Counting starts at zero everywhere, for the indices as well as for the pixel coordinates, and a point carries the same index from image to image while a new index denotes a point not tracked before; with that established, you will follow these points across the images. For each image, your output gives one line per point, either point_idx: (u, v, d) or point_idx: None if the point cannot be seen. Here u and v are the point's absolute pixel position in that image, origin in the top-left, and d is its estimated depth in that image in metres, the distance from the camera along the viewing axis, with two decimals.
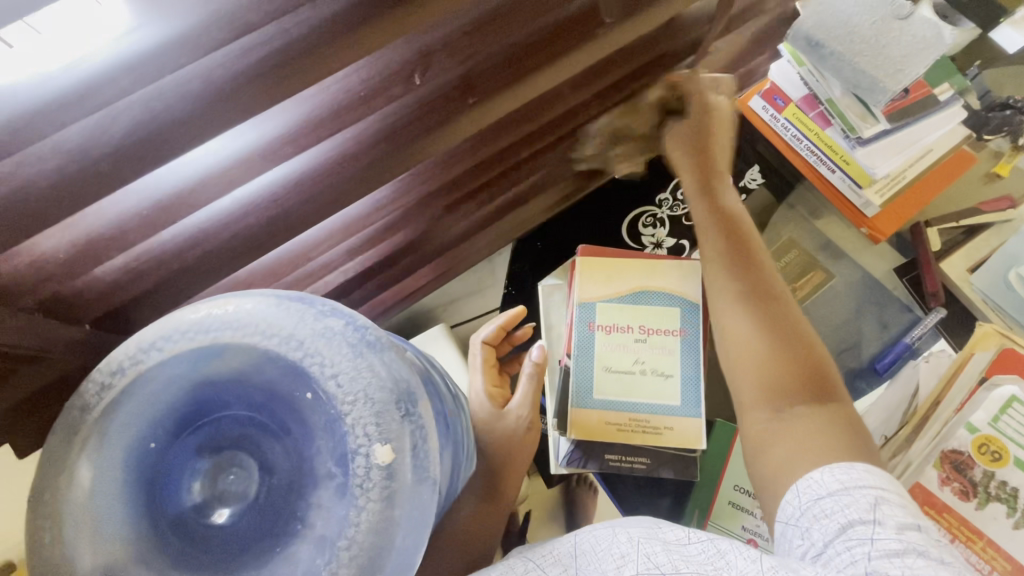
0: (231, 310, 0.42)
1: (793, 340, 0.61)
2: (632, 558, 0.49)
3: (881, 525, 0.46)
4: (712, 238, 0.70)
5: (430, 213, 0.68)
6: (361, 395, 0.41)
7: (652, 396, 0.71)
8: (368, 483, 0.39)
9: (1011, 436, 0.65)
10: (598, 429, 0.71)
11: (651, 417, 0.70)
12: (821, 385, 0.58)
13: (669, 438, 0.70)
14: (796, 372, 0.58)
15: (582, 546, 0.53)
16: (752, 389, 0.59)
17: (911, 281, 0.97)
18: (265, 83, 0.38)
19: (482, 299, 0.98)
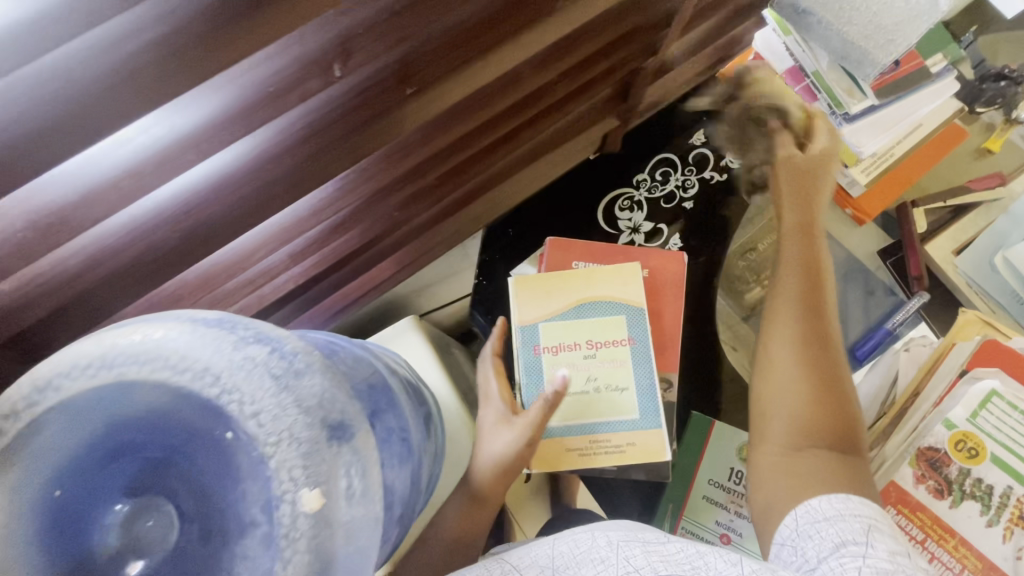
0: (137, 340, 0.38)
1: (844, 398, 0.58)
2: (611, 563, 0.48)
3: (873, 547, 0.46)
4: (793, 279, 0.65)
5: (382, 208, 0.63)
6: (285, 435, 0.36)
7: (610, 413, 0.67)
8: (294, 532, 0.35)
9: (989, 432, 0.64)
10: (557, 458, 0.66)
11: (610, 436, 0.66)
12: (848, 442, 0.56)
13: (633, 455, 0.66)
14: (829, 423, 0.56)
15: (560, 548, 0.50)
16: (781, 429, 0.57)
17: (894, 264, 0.94)
18: (142, 88, 0.32)
19: (459, 281, 1.02)
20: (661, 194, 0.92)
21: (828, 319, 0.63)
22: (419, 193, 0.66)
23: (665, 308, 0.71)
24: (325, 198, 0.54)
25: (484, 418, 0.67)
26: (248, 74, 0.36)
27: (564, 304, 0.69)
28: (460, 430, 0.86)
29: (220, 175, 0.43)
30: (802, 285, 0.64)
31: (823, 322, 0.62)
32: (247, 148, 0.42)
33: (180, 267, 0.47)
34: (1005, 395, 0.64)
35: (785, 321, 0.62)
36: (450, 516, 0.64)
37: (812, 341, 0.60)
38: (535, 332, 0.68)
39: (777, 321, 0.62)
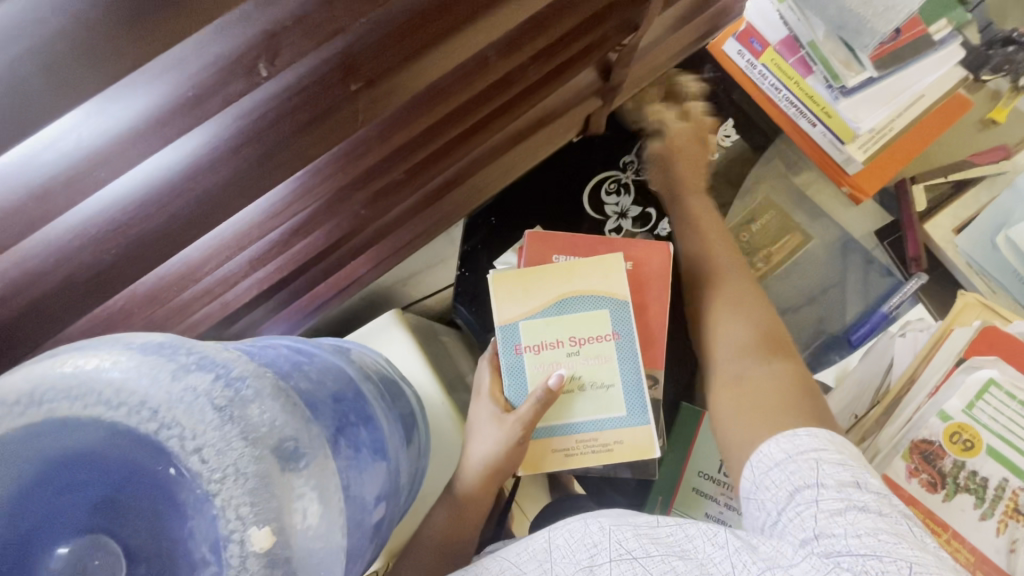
0: (70, 373, 0.35)
1: (766, 320, 0.66)
2: (603, 549, 0.45)
3: (823, 487, 0.45)
4: (709, 234, 0.77)
5: (348, 208, 0.60)
6: (231, 470, 0.34)
7: (594, 411, 0.64)
8: (243, 573, 0.33)
9: (985, 423, 0.62)
10: (542, 460, 0.64)
11: (597, 434, 0.63)
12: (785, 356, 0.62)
13: (620, 453, 0.63)
14: (761, 348, 0.63)
15: (556, 541, 0.47)
16: (729, 370, 0.63)
17: (891, 243, 0.90)
18: (29, 104, 0.29)
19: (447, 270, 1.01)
20: None
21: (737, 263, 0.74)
22: (386, 190, 0.63)
23: (651, 302, 0.68)
24: (279, 200, 0.51)
25: (475, 412, 0.65)
26: (157, 78, 0.33)
27: (547, 299, 0.66)
28: (445, 425, 0.85)
29: (150, 187, 0.40)
30: (715, 236, 0.76)
31: (735, 266, 0.73)
32: (175, 159, 0.39)
33: (122, 284, 0.45)
34: (1003, 384, 0.62)
35: (706, 271, 0.73)
36: (439, 514, 0.64)
37: (726, 279, 0.71)
38: (516, 331, 0.65)
39: (699, 271, 0.73)
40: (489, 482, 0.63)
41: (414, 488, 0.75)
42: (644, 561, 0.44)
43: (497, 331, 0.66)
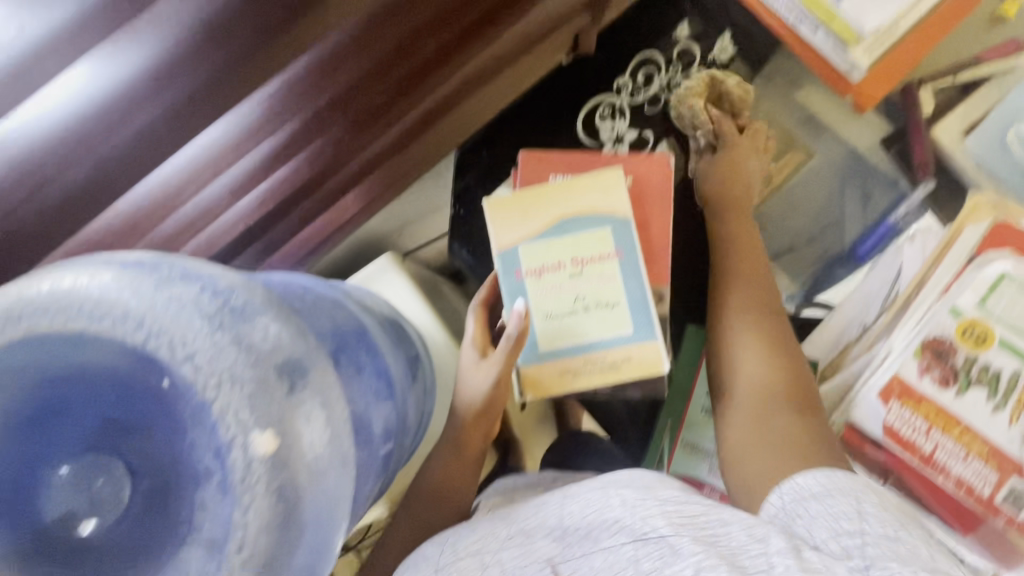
0: (48, 290, 0.33)
1: (789, 357, 0.61)
2: (625, 521, 0.44)
3: (873, 520, 0.40)
4: (730, 250, 0.70)
5: (330, 133, 0.58)
6: (226, 377, 0.33)
7: (599, 330, 0.62)
8: (250, 478, 0.32)
9: (999, 317, 0.60)
10: (551, 383, 0.63)
11: (604, 353, 0.62)
12: (807, 399, 0.58)
13: (628, 370, 0.62)
14: (783, 389, 0.58)
15: (569, 509, 0.49)
16: (746, 406, 0.58)
17: (898, 152, 0.87)
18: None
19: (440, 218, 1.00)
20: (644, 98, 0.85)
21: (766, 285, 0.67)
22: (370, 116, 0.60)
23: (652, 216, 0.65)
24: (253, 116, 0.49)
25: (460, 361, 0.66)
26: None
27: (545, 222, 0.63)
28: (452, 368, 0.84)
29: (114, 90, 0.39)
30: (736, 255, 0.70)
31: (760, 288, 0.67)
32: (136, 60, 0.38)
33: (105, 201, 0.44)
34: (1016, 277, 0.60)
35: (729, 293, 0.66)
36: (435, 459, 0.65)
37: (752, 308, 0.65)
38: (516, 254, 0.63)
39: (722, 296, 0.67)
40: (481, 413, 0.64)
41: (420, 429, 0.74)
42: (672, 539, 0.41)
43: (496, 258, 0.65)
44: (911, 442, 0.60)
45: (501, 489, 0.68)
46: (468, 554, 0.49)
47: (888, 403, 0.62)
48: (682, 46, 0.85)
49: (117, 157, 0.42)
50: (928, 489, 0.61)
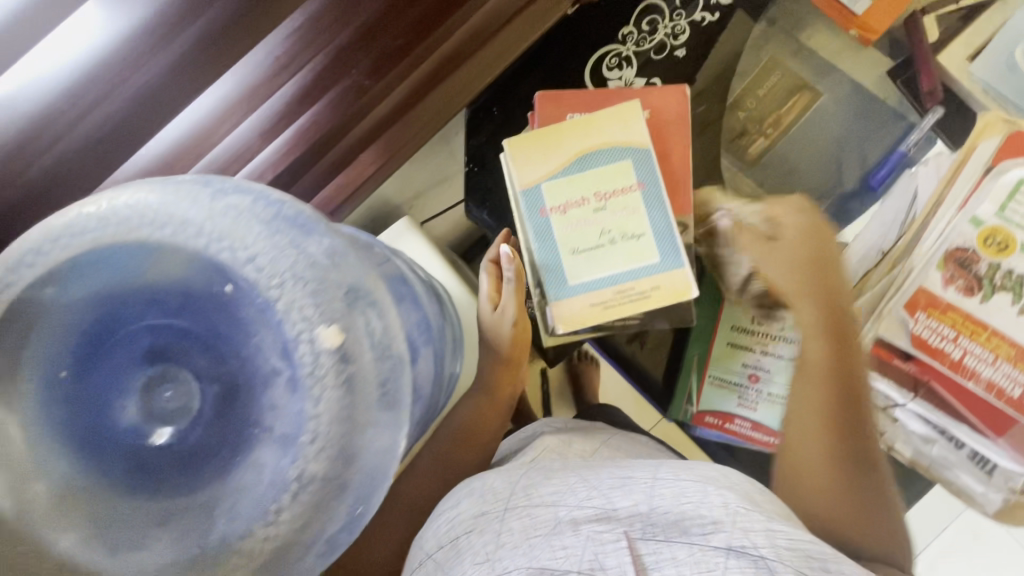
0: (105, 206, 0.34)
1: (872, 472, 0.58)
2: (725, 527, 0.44)
3: None
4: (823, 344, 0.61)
5: (347, 78, 0.60)
6: (288, 276, 0.34)
7: (627, 261, 0.63)
8: (319, 370, 0.33)
9: (1019, 223, 0.61)
10: (582, 316, 0.64)
11: (634, 283, 0.63)
12: (889, 522, 0.56)
13: (658, 298, 0.63)
14: (868, 510, 0.56)
15: (662, 491, 0.49)
16: (831, 527, 0.55)
17: (906, 83, 0.88)
18: None
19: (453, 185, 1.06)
20: (651, 46, 0.85)
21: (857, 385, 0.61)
22: (391, 60, 0.62)
23: (673, 147, 0.67)
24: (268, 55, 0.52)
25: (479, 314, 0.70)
26: None
27: (566, 158, 0.64)
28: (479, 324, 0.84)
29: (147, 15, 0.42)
30: (829, 349, 0.61)
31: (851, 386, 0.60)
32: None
33: (147, 127, 0.48)
34: None
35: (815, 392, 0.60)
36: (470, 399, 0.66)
37: (845, 413, 0.59)
38: (540, 192, 0.64)
39: (807, 396, 0.61)
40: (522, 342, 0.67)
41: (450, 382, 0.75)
42: (775, 564, 0.40)
43: (519, 197, 0.65)
44: (939, 350, 0.62)
45: (559, 428, 0.73)
46: (539, 504, 0.51)
47: (914, 314, 0.63)
48: None
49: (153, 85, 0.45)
50: (959, 397, 0.62)
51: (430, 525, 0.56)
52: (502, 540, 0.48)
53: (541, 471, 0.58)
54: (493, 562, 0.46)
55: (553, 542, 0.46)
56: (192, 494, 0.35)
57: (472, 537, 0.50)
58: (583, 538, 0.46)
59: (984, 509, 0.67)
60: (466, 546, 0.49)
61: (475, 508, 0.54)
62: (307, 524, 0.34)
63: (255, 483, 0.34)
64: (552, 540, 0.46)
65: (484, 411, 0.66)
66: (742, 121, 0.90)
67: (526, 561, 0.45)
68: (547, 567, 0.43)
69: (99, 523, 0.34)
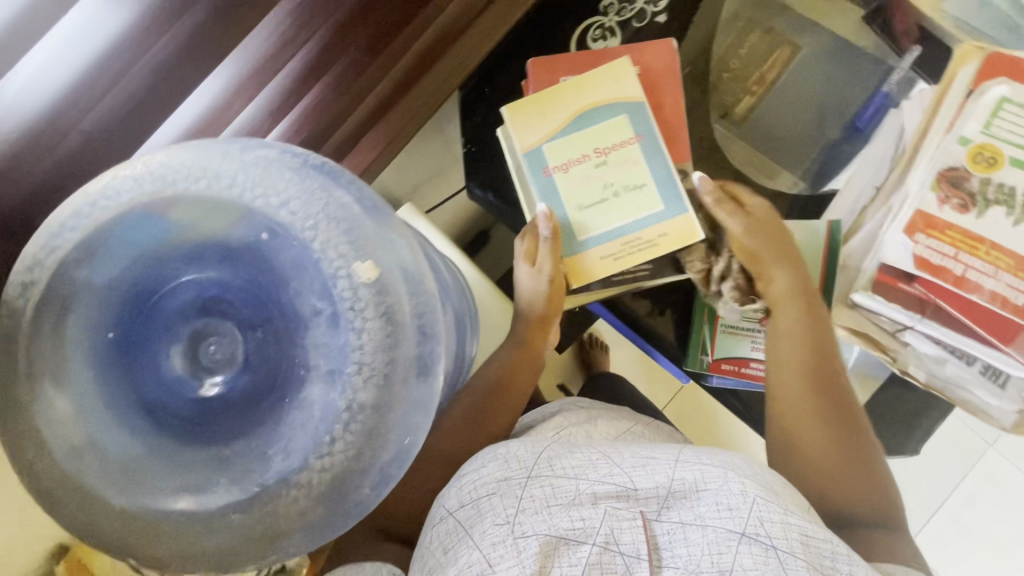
0: (139, 168, 0.35)
1: (843, 406, 0.64)
2: (743, 513, 0.43)
3: None
4: (792, 299, 0.68)
5: (346, 58, 0.62)
6: (322, 218, 0.35)
7: (633, 212, 0.65)
8: (359, 303, 0.35)
9: (1005, 138, 0.64)
10: (596, 269, 0.66)
11: (641, 233, 0.65)
12: (860, 446, 0.62)
13: (665, 246, 0.65)
14: (838, 437, 0.62)
15: (688, 477, 0.48)
16: (803, 451, 0.62)
17: (881, 27, 0.88)
18: None
19: (447, 178, 1.09)
20: (632, 14, 0.88)
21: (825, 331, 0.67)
22: (385, 39, 0.65)
23: (664, 99, 0.69)
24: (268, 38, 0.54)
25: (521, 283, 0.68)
26: None
27: (564, 119, 0.66)
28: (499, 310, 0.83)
29: None
30: (796, 302, 0.67)
31: (818, 333, 0.67)
32: None
33: (159, 114, 0.49)
34: (1015, 99, 0.64)
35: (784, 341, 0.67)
36: (492, 361, 0.68)
37: (812, 354, 0.66)
38: (541, 153, 0.66)
39: (779, 345, 0.68)
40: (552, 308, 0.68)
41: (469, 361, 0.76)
42: (787, 560, 0.41)
43: (522, 160, 0.67)
44: (941, 268, 0.63)
45: (579, 405, 0.73)
46: (563, 474, 0.49)
47: (914, 237, 0.64)
48: None
49: (162, 66, 0.47)
50: (964, 311, 0.63)
51: (454, 482, 0.53)
52: (523, 505, 0.47)
53: (564, 443, 0.55)
54: (513, 525, 0.45)
55: (572, 512, 0.45)
56: (244, 439, 0.36)
57: (495, 499, 0.48)
58: (601, 512, 0.45)
59: (1001, 424, 0.69)
60: (486, 507, 0.47)
61: (500, 471, 0.50)
62: (359, 454, 0.35)
63: (306, 420, 0.35)
64: (570, 510, 0.46)
65: (507, 375, 0.67)
66: (727, 80, 0.93)
67: (546, 527, 0.44)
68: (566, 536, 0.44)
69: (157, 473, 0.35)
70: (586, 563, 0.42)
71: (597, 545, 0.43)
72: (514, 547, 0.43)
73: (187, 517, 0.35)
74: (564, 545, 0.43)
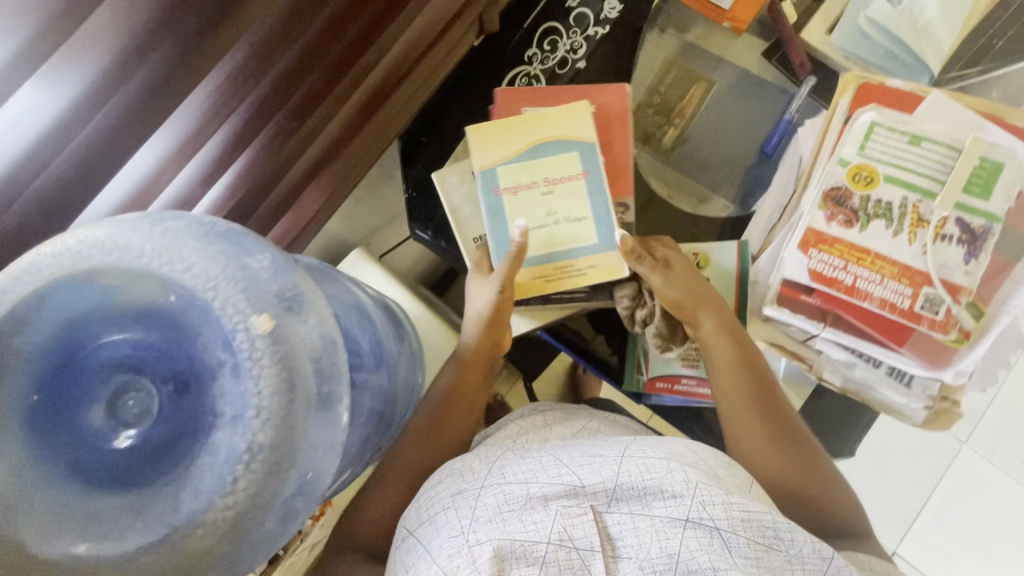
0: (59, 245, 0.39)
1: (783, 422, 0.68)
2: (687, 499, 0.48)
3: None
4: (718, 331, 0.72)
5: (274, 122, 0.69)
6: (221, 279, 0.40)
7: (570, 241, 0.72)
8: (256, 353, 0.39)
9: (879, 158, 0.70)
10: (527, 287, 0.73)
11: (573, 261, 0.72)
12: (807, 457, 0.66)
13: (593, 276, 0.72)
14: (787, 454, 0.65)
15: (626, 471, 0.51)
16: (761, 474, 0.64)
17: (779, 60, 0.98)
18: None
19: (398, 225, 1.14)
20: (554, 62, 0.94)
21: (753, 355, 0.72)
22: (310, 101, 0.71)
23: (615, 140, 0.77)
24: (201, 108, 0.59)
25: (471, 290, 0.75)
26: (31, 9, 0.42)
27: (521, 147, 0.73)
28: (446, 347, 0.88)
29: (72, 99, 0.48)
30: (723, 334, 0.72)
31: (748, 359, 0.72)
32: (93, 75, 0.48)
33: (92, 195, 0.53)
34: (884, 123, 0.70)
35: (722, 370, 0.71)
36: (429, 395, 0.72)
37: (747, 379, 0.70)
38: (495, 174, 0.72)
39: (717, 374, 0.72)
40: (489, 335, 0.74)
41: (410, 398, 0.79)
42: (727, 533, 0.46)
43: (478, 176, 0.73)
44: (834, 279, 0.69)
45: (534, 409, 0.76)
46: (512, 481, 0.52)
47: (808, 251, 0.70)
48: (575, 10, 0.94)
49: (98, 141, 0.51)
50: (857, 316, 0.69)
51: (416, 501, 0.57)
52: (477, 514, 0.50)
53: (520, 450, 0.58)
54: (468, 535, 0.48)
55: (524, 516, 0.48)
56: (160, 484, 0.39)
57: (451, 512, 0.51)
58: (553, 512, 0.48)
59: (914, 421, 0.73)
60: (442, 521, 0.51)
61: (454, 486, 0.54)
62: (261, 491, 0.38)
63: (214, 462, 0.38)
64: (523, 514, 0.49)
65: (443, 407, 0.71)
66: (648, 115, 0.99)
67: (499, 533, 0.47)
68: (520, 539, 0.47)
69: (78, 524, 0.38)
70: (544, 561, 0.45)
71: (552, 544, 0.46)
72: (469, 555, 0.46)
73: (106, 563, 0.37)
74: (518, 547, 0.46)
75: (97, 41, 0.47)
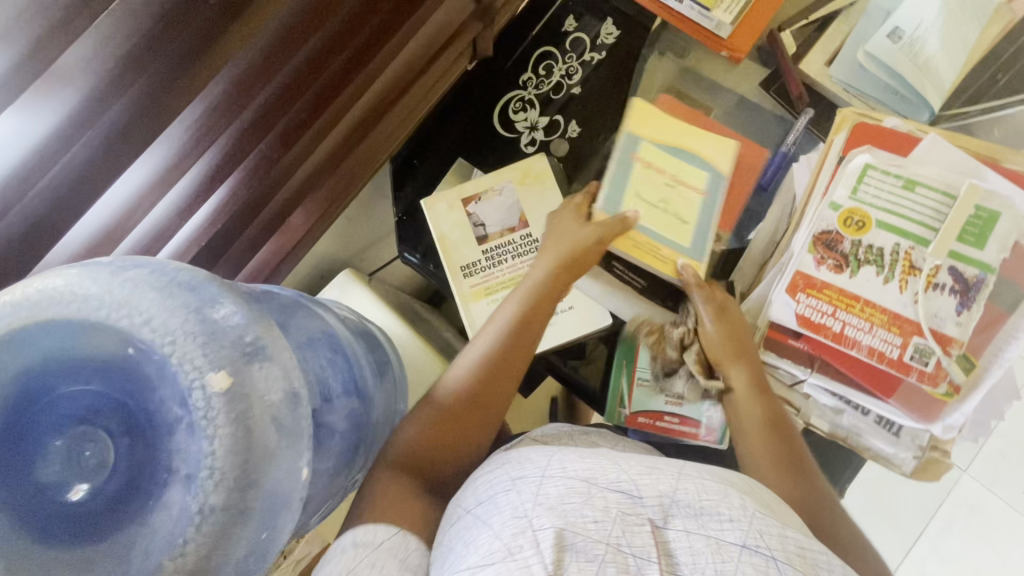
0: (17, 293, 0.38)
1: (810, 477, 0.64)
2: (745, 524, 0.45)
3: None
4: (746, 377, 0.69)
5: (255, 153, 0.68)
6: (179, 333, 0.39)
7: (666, 232, 0.71)
8: (211, 412, 0.38)
9: (871, 203, 0.68)
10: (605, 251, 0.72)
11: (654, 244, 0.71)
12: (833, 516, 0.61)
13: (668, 265, 0.71)
14: (812, 509, 0.61)
15: (687, 485, 0.49)
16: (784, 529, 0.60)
17: (777, 91, 0.96)
18: None
19: (386, 245, 1.13)
20: (549, 87, 0.93)
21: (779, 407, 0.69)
22: (293, 130, 0.70)
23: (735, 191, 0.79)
24: (183, 139, 0.59)
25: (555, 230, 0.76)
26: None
27: (674, 141, 0.73)
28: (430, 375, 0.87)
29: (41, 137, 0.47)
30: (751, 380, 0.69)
31: (773, 409, 0.69)
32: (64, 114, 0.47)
33: (65, 230, 0.53)
34: (878, 165, 0.68)
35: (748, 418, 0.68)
36: None
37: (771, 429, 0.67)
38: (638, 141, 0.73)
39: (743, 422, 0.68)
40: (509, 358, 0.68)
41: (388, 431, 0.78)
42: (785, 566, 0.43)
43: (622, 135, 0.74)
44: (821, 325, 0.67)
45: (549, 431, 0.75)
46: (577, 473, 0.49)
47: (796, 296, 0.69)
48: (572, 36, 0.93)
49: (76, 172, 0.50)
50: (844, 364, 0.68)
51: (467, 486, 0.55)
52: (539, 500, 0.47)
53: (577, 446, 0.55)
54: (532, 517, 0.45)
55: (587, 509, 0.45)
56: (115, 536, 0.39)
57: (510, 493, 0.49)
58: (613, 515, 0.45)
59: (903, 470, 0.71)
60: (503, 500, 0.49)
61: (513, 471, 0.52)
62: (211, 553, 0.38)
63: (167, 519, 0.38)
64: (586, 505, 0.46)
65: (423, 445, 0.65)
66: None
67: (558, 519, 0.45)
68: (583, 533, 0.44)
69: None
70: (600, 562, 0.42)
71: (609, 545, 0.43)
72: (532, 537, 0.43)
73: None
74: (580, 543, 0.43)
75: (73, 78, 0.46)
